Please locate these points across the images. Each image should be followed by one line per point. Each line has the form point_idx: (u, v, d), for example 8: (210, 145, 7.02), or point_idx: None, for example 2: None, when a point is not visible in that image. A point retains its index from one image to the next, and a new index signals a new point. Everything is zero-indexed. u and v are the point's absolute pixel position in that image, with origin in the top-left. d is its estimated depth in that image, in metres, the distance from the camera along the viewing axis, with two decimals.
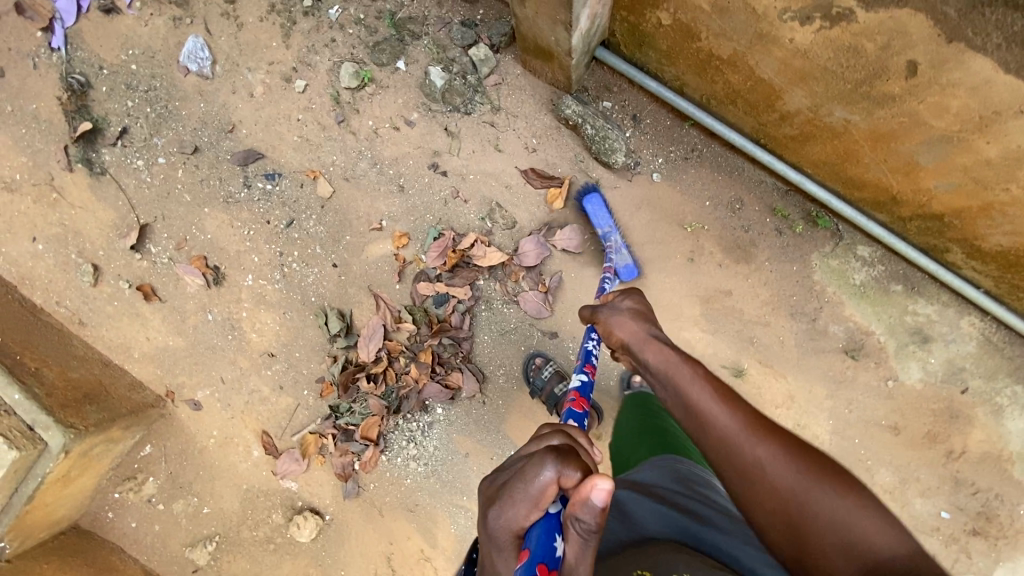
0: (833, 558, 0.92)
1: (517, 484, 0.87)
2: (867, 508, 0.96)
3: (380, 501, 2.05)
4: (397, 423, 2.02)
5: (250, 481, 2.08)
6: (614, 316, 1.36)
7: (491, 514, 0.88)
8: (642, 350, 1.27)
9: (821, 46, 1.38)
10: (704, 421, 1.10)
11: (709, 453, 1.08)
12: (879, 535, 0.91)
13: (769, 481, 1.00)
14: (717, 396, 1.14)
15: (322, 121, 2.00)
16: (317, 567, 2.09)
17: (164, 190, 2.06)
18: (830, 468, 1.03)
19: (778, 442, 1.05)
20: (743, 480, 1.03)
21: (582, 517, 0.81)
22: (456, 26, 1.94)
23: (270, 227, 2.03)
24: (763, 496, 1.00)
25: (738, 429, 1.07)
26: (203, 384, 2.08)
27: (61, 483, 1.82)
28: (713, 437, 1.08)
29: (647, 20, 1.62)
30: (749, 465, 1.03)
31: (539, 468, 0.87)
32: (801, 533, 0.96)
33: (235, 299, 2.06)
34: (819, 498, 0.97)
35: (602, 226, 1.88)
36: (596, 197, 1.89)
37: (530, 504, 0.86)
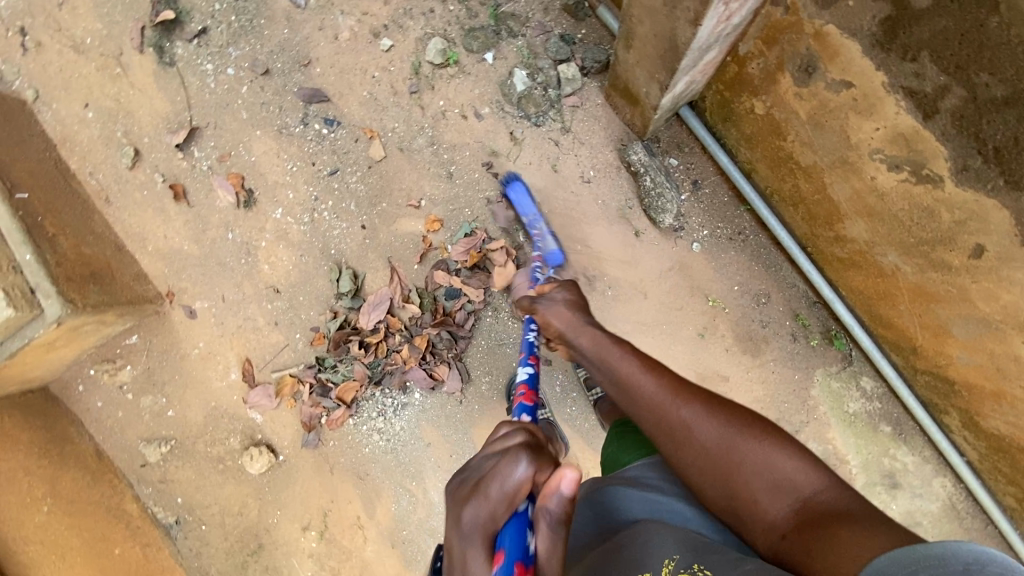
0: (767, 504, 0.96)
1: (491, 482, 0.89)
2: (789, 449, 1.00)
3: (335, 459, 2.10)
4: (373, 393, 2.06)
5: (220, 400, 2.13)
6: (550, 307, 1.40)
7: (466, 512, 0.87)
8: (577, 337, 1.33)
9: (899, 192, 1.37)
10: (632, 394, 1.16)
11: (645, 424, 1.12)
12: (800, 475, 0.96)
13: (696, 439, 1.05)
14: (643, 367, 1.19)
15: (395, 86, 1.98)
16: (256, 499, 2.15)
17: (224, 100, 2.06)
18: (749, 416, 1.07)
19: (701, 399, 1.10)
20: (674, 444, 1.07)
21: (552, 506, 0.86)
22: (555, 38, 1.91)
23: (314, 169, 2.04)
24: (693, 453, 1.05)
25: (661, 396, 1.12)
26: (204, 296, 2.11)
27: (44, 349, 1.86)
28: (643, 409, 1.13)
29: (741, 101, 1.59)
30: (678, 427, 1.08)
31: (513, 465, 0.90)
32: (733, 485, 1.00)
33: (259, 226, 2.08)
34: (742, 448, 1.02)
35: (528, 213, 1.89)
36: (520, 185, 1.90)
37: (500, 501, 0.87)
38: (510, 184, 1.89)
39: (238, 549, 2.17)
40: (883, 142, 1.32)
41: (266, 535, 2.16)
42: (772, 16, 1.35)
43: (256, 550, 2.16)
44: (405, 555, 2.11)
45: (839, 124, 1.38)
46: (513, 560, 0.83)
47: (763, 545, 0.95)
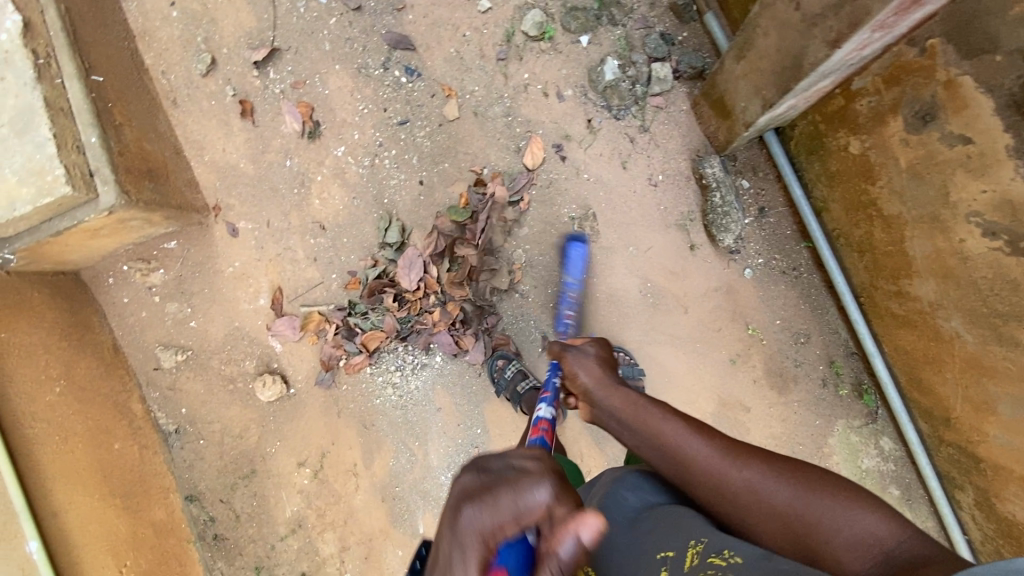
0: (848, 559, 0.92)
1: (505, 492, 0.75)
2: (857, 499, 0.98)
3: (344, 403, 2.11)
4: (396, 348, 2.06)
5: (244, 322, 2.14)
6: (579, 360, 1.42)
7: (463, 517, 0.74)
8: (607, 398, 1.33)
9: (985, 260, 1.36)
10: (682, 458, 1.13)
11: (704, 492, 1.08)
12: (873, 520, 0.95)
13: (760, 499, 1.04)
14: (687, 429, 1.18)
15: (484, 49, 1.95)
16: (259, 427, 2.17)
17: (310, 28, 2.03)
18: (806, 470, 1.07)
19: (756, 458, 1.09)
20: (738, 505, 1.05)
21: (564, 550, 0.75)
22: (655, 34, 1.86)
23: (384, 116, 2.02)
24: (761, 515, 1.03)
25: (717, 459, 1.10)
26: (250, 218, 2.11)
27: (88, 235, 1.86)
28: (701, 475, 1.10)
29: (836, 137, 1.57)
30: (742, 491, 1.05)
31: (534, 487, 0.77)
32: (810, 543, 0.97)
33: (318, 160, 2.07)
34: (811, 503, 1.00)
35: (573, 275, 1.91)
36: (582, 247, 1.90)
37: (509, 519, 0.74)
38: (575, 243, 1.89)
39: (230, 470, 2.19)
40: (984, 205, 1.31)
41: (260, 463, 2.17)
42: (902, 56, 1.34)
43: (247, 475, 2.18)
44: (393, 511, 2.13)
45: (940, 178, 1.37)
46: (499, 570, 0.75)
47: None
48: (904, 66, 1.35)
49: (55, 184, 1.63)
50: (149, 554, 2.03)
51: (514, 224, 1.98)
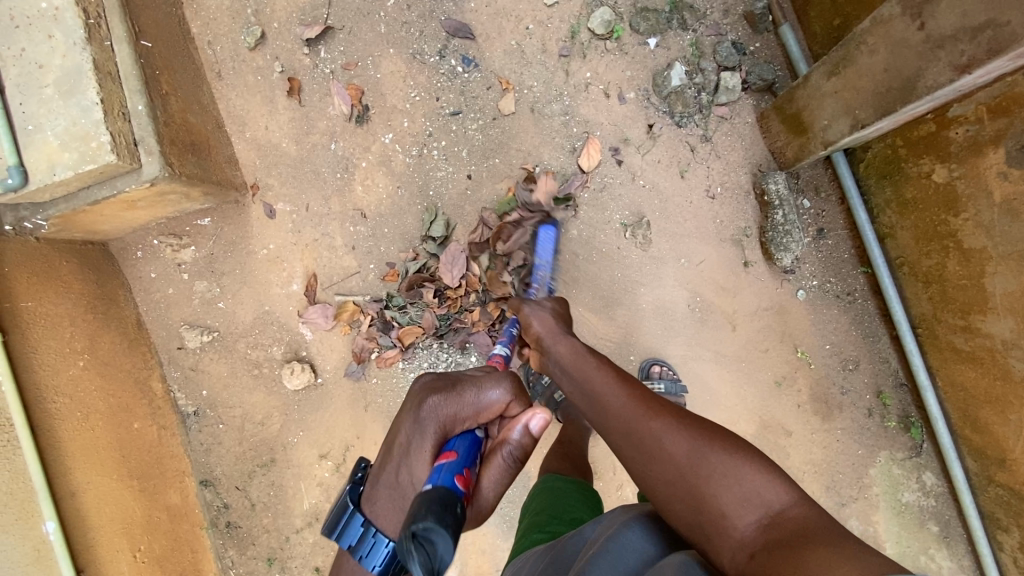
0: (734, 519, 0.92)
1: (468, 391, 1.10)
2: (758, 464, 0.98)
3: (372, 397, 2.06)
4: (431, 344, 2.00)
5: (274, 307, 2.07)
6: (536, 311, 1.48)
7: (427, 405, 1.07)
8: (553, 344, 1.37)
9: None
10: (604, 406, 1.16)
11: (616, 438, 1.11)
12: (767, 489, 0.95)
13: (663, 452, 1.03)
14: (617, 381, 1.20)
15: (546, 44, 1.88)
16: (282, 415, 2.10)
17: (367, 8, 1.96)
18: (719, 431, 1.05)
19: (671, 412, 1.09)
20: (641, 454, 1.05)
21: (513, 440, 1.07)
22: (727, 43, 1.80)
23: (437, 105, 1.95)
24: (660, 467, 1.02)
25: (631, 408, 1.12)
26: (289, 200, 2.04)
27: (124, 206, 1.78)
28: (616, 421, 1.12)
29: (919, 163, 1.52)
30: (648, 440, 1.06)
31: (492, 388, 1.11)
32: (699, 498, 0.96)
33: (365, 146, 2.00)
34: (709, 459, 0.99)
35: (542, 258, 1.86)
36: (551, 231, 1.86)
37: (470, 413, 1.09)
38: (546, 224, 1.86)
39: (249, 457, 2.13)
40: None
41: (280, 452, 2.11)
42: (1017, 87, 1.28)
43: (266, 463, 2.12)
44: None
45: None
46: (463, 463, 1.00)
47: (730, 566, 0.89)
48: (1016, 97, 1.28)
49: (100, 152, 1.56)
50: (162, 539, 1.96)
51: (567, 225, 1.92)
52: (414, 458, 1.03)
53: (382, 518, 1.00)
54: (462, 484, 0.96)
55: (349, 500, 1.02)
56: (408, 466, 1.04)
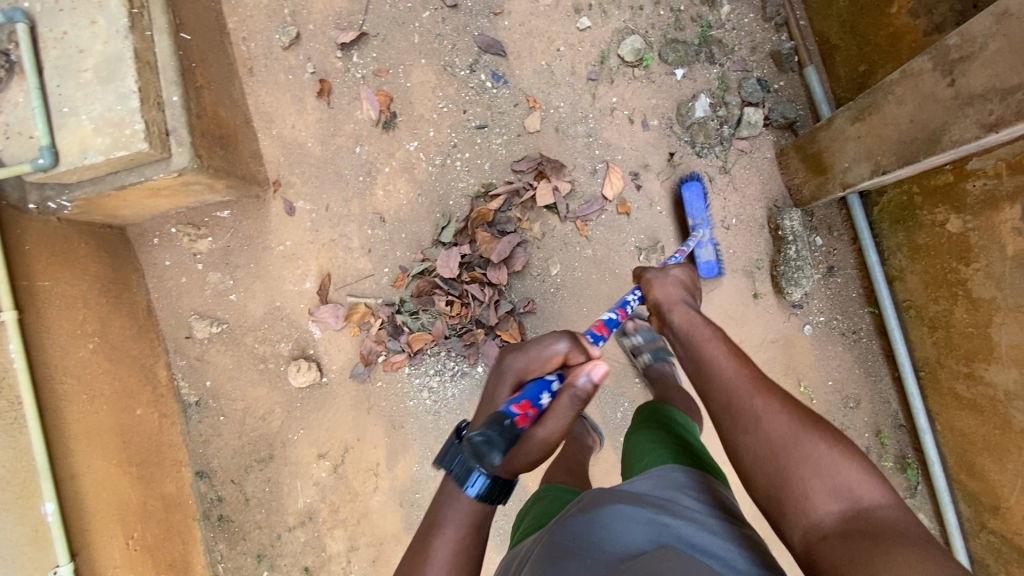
0: (818, 505, 0.90)
1: (533, 345, 1.14)
2: (859, 462, 0.93)
3: (376, 400, 2.06)
4: (439, 351, 2.01)
5: (286, 303, 2.08)
6: (659, 278, 1.46)
7: (503, 356, 1.16)
8: (669, 308, 1.37)
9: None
10: (710, 374, 1.14)
11: (715, 405, 1.10)
12: (862, 485, 0.90)
13: (760, 428, 1.01)
14: (729, 351, 1.17)
15: (576, 66, 1.92)
16: (284, 411, 2.11)
17: (402, 18, 2.00)
18: (823, 421, 1.00)
19: (779, 394, 1.05)
20: (738, 426, 1.04)
21: (578, 384, 1.02)
22: (752, 79, 1.84)
23: (463, 117, 1.99)
24: (754, 440, 1.01)
25: (737, 382, 1.09)
26: (310, 199, 2.06)
27: (149, 193, 1.80)
28: (717, 389, 1.11)
29: (934, 211, 1.56)
30: (747, 413, 1.04)
31: (556, 340, 1.14)
32: (785, 478, 0.95)
33: (389, 151, 2.03)
34: (807, 446, 0.95)
35: (696, 217, 1.83)
36: (698, 186, 1.82)
37: (533, 361, 1.13)
38: (689, 183, 1.82)
39: (247, 452, 2.12)
40: None
41: (279, 449, 2.11)
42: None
43: (264, 459, 2.12)
44: (408, 518, 2.08)
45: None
46: (522, 397, 1.06)
47: (801, 545, 0.90)
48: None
49: (133, 140, 1.59)
50: (155, 527, 1.95)
51: (584, 243, 1.96)
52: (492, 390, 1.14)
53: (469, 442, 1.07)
54: (518, 413, 1.03)
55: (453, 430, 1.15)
56: (487, 404, 1.12)
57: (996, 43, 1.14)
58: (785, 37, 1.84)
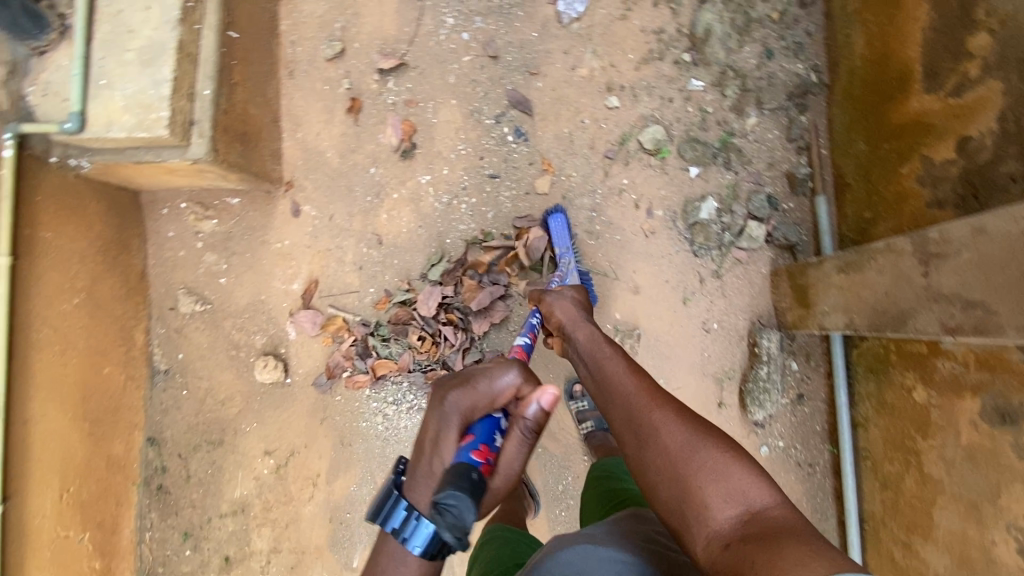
0: (715, 510, 0.89)
1: (480, 381, 1.15)
2: (749, 466, 0.94)
3: (331, 412, 2.10)
4: (401, 382, 2.06)
5: (270, 299, 2.14)
6: (557, 300, 1.53)
7: (451, 397, 1.13)
8: (574, 331, 1.43)
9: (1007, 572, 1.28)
10: (614, 392, 1.18)
11: (619, 422, 1.12)
12: (753, 489, 0.90)
13: (659, 439, 1.02)
14: (628, 370, 1.22)
15: (597, 141, 1.95)
16: (243, 401, 2.15)
17: (443, 57, 2.06)
18: (718, 431, 1.02)
19: (674, 406, 1.07)
20: (638, 441, 1.05)
21: (529, 415, 1.13)
22: (762, 194, 1.85)
23: (478, 164, 2.03)
24: (653, 451, 1.01)
25: (636, 398, 1.13)
26: (317, 207, 2.12)
27: (164, 171, 1.88)
28: (620, 404, 1.14)
29: (904, 375, 1.54)
30: (646, 424, 1.06)
31: (503, 375, 1.17)
32: (685, 487, 0.93)
33: (401, 179, 2.08)
34: (702, 452, 0.96)
35: (561, 245, 1.89)
36: (562, 218, 1.89)
37: (482, 399, 1.14)
38: (552, 214, 1.88)
39: (200, 431, 2.17)
40: None
41: (230, 436, 2.16)
42: (1004, 352, 1.28)
43: (214, 442, 2.16)
44: (335, 534, 2.10)
45: (994, 475, 1.32)
46: (480, 442, 1.09)
47: (703, 555, 0.86)
48: (1002, 359, 1.29)
49: (156, 125, 1.67)
50: (93, 485, 2.00)
51: None
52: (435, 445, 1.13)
53: (419, 497, 1.04)
54: (479, 460, 1.07)
55: (393, 487, 1.05)
56: (437, 452, 1.09)
57: (968, 254, 1.14)
58: (803, 162, 1.85)
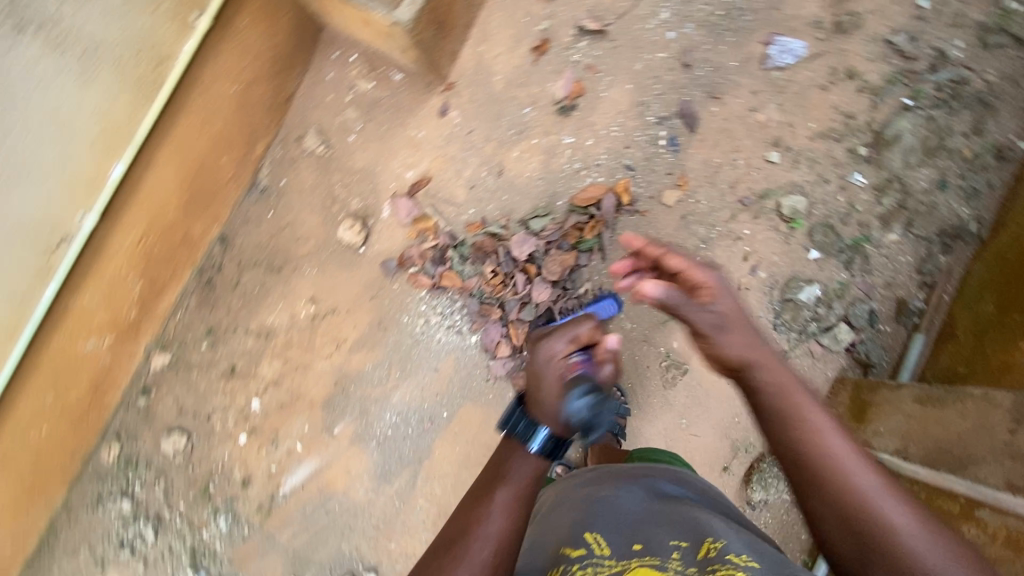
0: None
1: (565, 337, 1.34)
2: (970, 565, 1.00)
3: (384, 294, 2.22)
4: (454, 301, 2.16)
5: (383, 174, 2.25)
6: (714, 317, 1.24)
7: (543, 350, 1.33)
8: (757, 366, 1.22)
9: None
10: (827, 465, 1.10)
11: (830, 495, 1.08)
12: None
13: (889, 528, 1.03)
14: (840, 438, 1.12)
15: (740, 183, 1.97)
16: (314, 247, 2.27)
17: (641, 42, 2.10)
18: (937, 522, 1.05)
19: (900, 493, 1.06)
20: (857, 523, 1.05)
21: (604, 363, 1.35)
22: (866, 307, 1.87)
23: (621, 150, 2.08)
24: (877, 538, 1.03)
25: (859, 478, 1.08)
26: (463, 116, 2.20)
27: (362, 20, 2.00)
28: (832, 477, 1.09)
29: None
30: (865, 511, 1.05)
31: (577, 326, 1.36)
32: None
33: (547, 129, 2.14)
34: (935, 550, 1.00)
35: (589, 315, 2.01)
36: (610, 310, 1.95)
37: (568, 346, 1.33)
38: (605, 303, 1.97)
39: (266, 252, 2.28)
40: None
41: (289, 270, 2.28)
42: None
43: (273, 268, 2.28)
44: (331, 397, 2.21)
45: None
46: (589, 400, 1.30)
47: None
48: None
49: None
50: (164, 249, 2.14)
51: None
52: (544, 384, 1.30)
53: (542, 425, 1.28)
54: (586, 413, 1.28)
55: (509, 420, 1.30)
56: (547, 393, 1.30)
57: None
58: (919, 296, 1.87)
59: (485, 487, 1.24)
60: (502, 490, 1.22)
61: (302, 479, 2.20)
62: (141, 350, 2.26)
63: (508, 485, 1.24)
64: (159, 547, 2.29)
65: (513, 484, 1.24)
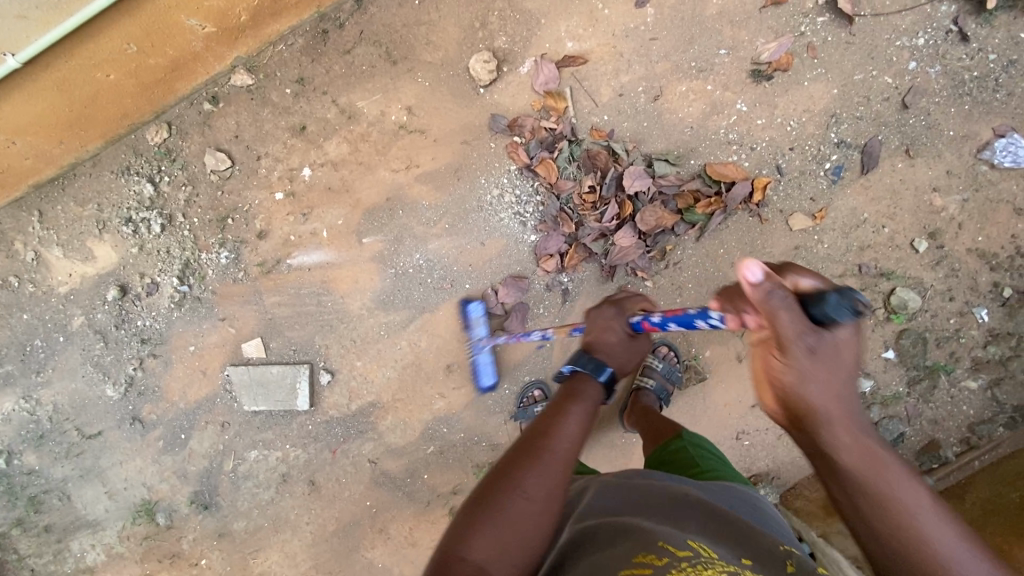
0: None
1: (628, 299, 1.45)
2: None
3: (478, 144, 2.09)
4: (536, 193, 2.05)
5: (545, 28, 2.03)
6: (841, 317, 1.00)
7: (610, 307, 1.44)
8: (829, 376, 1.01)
9: None
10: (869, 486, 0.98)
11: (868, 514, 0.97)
12: None
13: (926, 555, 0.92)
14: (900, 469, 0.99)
15: (871, 247, 1.89)
16: (440, 61, 2.09)
17: (877, 56, 1.87)
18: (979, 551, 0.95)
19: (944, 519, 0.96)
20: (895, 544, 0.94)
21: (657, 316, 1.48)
22: (900, 426, 1.91)
23: (782, 149, 1.91)
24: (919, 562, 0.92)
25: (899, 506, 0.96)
26: (657, 20, 1.96)
27: None
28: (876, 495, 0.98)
29: None
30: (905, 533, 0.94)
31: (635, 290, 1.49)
32: None
33: (728, 83, 1.94)
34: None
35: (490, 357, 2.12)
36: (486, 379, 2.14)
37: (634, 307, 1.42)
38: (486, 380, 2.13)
39: (394, 38, 2.09)
40: None
41: (405, 69, 2.10)
42: None
43: (392, 59, 2.10)
44: (378, 209, 2.15)
45: None
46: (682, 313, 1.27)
47: None
48: None
49: None
50: None
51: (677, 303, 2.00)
52: (614, 333, 1.39)
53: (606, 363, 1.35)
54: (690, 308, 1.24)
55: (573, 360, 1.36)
56: (610, 340, 1.38)
57: None
58: (955, 448, 1.90)
59: (523, 458, 1.12)
60: (540, 467, 1.11)
61: (312, 263, 2.19)
62: (230, 58, 2.10)
63: (581, 403, 1.26)
64: (160, 243, 2.20)
65: (553, 460, 1.13)
